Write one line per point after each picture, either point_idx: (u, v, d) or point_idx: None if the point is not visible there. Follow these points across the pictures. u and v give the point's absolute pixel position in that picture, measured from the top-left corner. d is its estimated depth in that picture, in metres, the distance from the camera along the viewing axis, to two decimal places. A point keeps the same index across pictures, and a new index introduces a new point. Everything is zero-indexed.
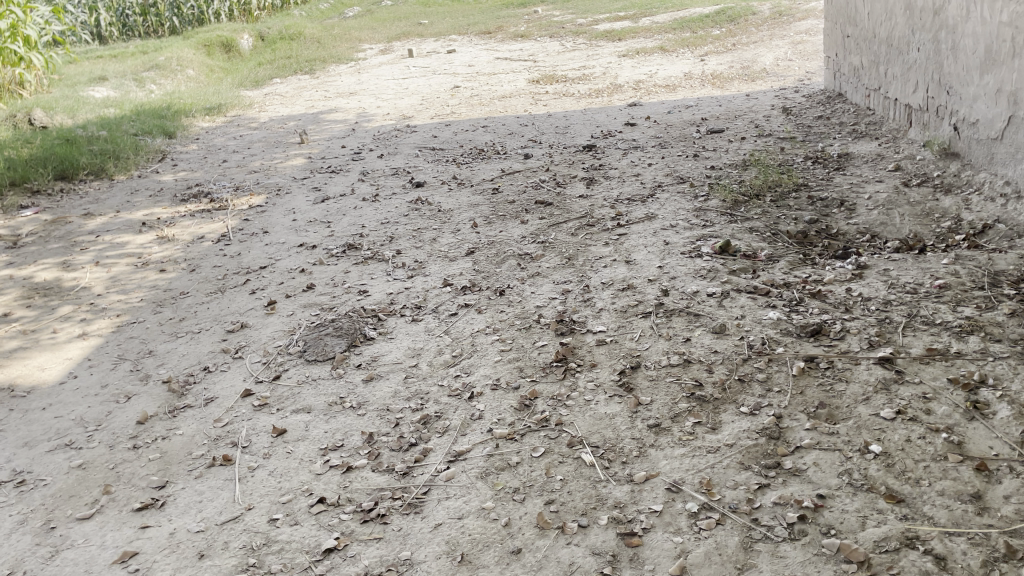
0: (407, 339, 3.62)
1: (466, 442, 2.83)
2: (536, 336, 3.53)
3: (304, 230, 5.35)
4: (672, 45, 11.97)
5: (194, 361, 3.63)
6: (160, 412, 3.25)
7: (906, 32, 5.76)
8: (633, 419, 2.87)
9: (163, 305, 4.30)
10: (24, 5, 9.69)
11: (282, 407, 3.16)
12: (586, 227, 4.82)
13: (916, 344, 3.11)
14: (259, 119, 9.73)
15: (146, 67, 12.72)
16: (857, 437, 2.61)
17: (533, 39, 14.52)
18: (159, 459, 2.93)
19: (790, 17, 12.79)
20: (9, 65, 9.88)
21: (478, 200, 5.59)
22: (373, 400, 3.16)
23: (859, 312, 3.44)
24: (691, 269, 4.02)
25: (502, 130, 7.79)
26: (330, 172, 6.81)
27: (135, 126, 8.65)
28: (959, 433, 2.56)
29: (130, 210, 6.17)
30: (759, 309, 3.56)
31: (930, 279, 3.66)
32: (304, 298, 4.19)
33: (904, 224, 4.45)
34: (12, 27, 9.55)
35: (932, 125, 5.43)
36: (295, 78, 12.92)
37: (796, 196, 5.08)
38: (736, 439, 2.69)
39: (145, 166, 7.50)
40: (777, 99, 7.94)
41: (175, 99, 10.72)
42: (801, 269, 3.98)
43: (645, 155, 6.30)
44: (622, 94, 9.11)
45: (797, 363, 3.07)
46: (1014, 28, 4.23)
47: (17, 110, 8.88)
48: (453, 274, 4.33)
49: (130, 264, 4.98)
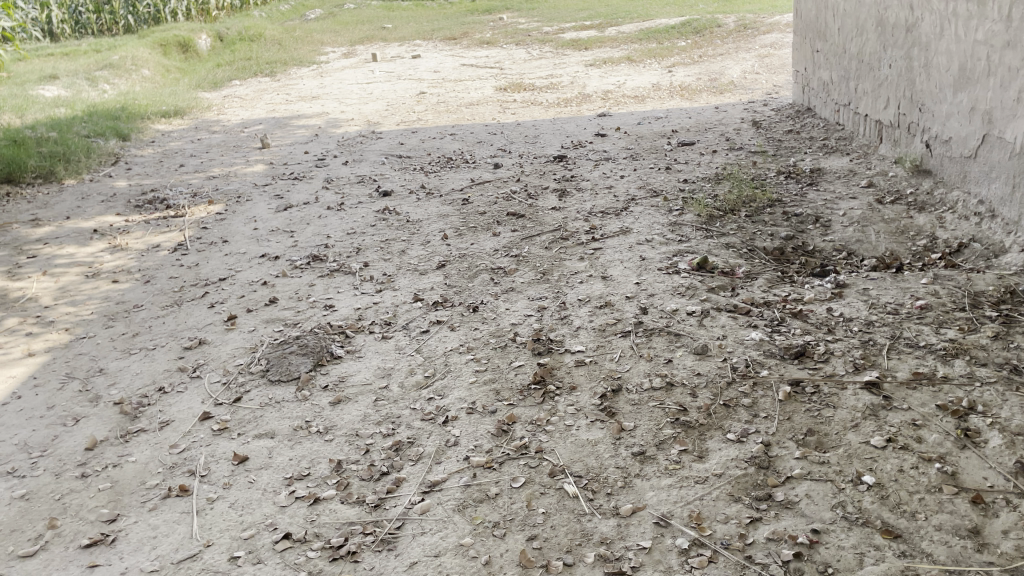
0: (377, 358, 3.46)
1: (441, 471, 2.67)
2: (512, 356, 3.39)
3: (266, 239, 5.15)
4: (639, 56, 11.95)
5: (148, 381, 3.41)
6: (111, 437, 3.03)
7: (877, 48, 5.75)
8: (616, 446, 2.74)
9: (116, 319, 4.07)
10: None
11: (243, 432, 2.97)
12: (560, 240, 4.71)
13: (902, 368, 3.04)
14: (218, 123, 9.46)
15: (99, 66, 12.31)
16: (849, 466, 2.52)
17: (500, 46, 14.41)
18: (110, 489, 2.72)
19: (755, 30, 12.86)
20: None
21: (447, 211, 5.44)
22: (341, 425, 2.99)
23: (841, 333, 3.36)
24: (669, 286, 3.93)
25: (471, 138, 7.65)
26: (293, 179, 6.60)
27: (87, 128, 8.33)
28: (952, 463, 2.49)
29: (80, 216, 5.90)
30: (741, 329, 3.47)
31: (911, 299, 3.60)
32: (267, 313, 4.00)
33: (880, 242, 4.41)
34: None
35: (903, 141, 5.43)
36: (255, 81, 12.64)
37: (770, 211, 5.03)
38: (724, 468, 2.58)
39: (98, 169, 7.21)
40: (747, 112, 7.94)
41: (130, 100, 10.40)
42: (780, 287, 3.90)
43: (617, 167, 6.21)
44: (591, 104, 9.03)
45: (783, 387, 2.98)
46: (989, 47, 4.21)
47: None
48: (424, 288, 4.17)
49: (81, 274, 4.73)
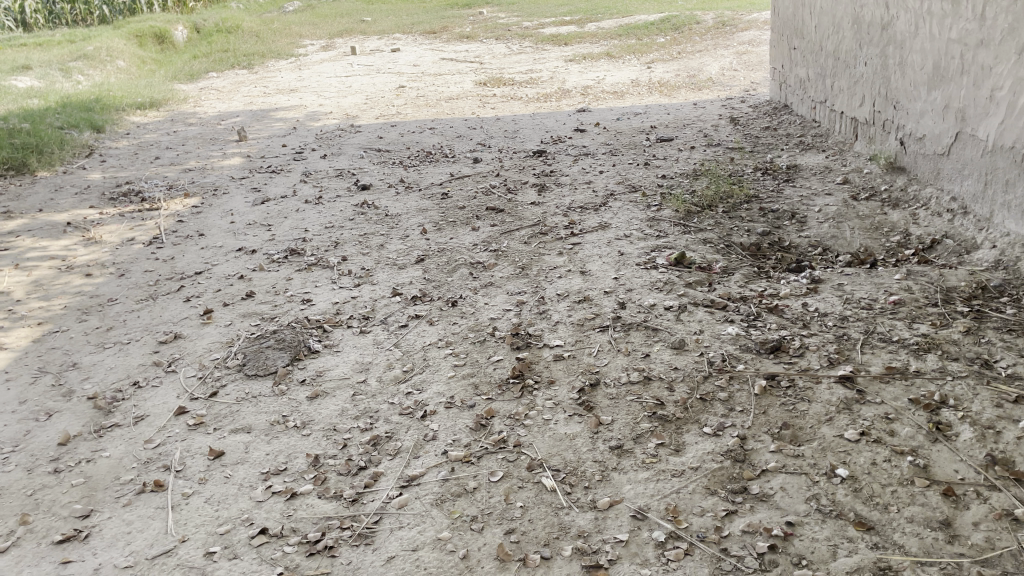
0: (355, 353, 3.45)
1: (419, 466, 2.67)
2: (490, 350, 3.40)
3: (243, 233, 5.10)
4: (619, 51, 11.98)
5: (123, 376, 3.38)
6: (84, 432, 2.99)
7: (853, 46, 5.81)
8: (594, 440, 2.75)
9: (89, 313, 4.02)
10: None
11: (219, 427, 2.95)
12: (539, 235, 4.72)
13: (875, 362, 3.08)
14: (195, 115, 9.37)
15: (73, 57, 12.15)
16: (823, 460, 2.55)
17: (479, 41, 14.38)
18: (83, 484, 2.69)
19: (734, 27, 12.94)
20: None
21: (426, 205, 5.43)
22: (318, 419, 2.97)
23: (817, 328, 3.40)
24: (647, 281, 3.95)
25: (450, 132, 7.63)
26: (270, 172, 6.55)
27: (60, 119, 8.22)
28: (924, 456, 2.53)
29: (53, 208, 5.82)
30: (717, 324, 3.49)
31: (885, 294, 3.65)
32: (243, 307, 3.97)
33: (855, 238, 4.46)
34: None
35: (879, 138, 5.49)
36: (232, 73, 12.52)
37: (747, 207, 5.06)
38: (700, 461, 2.60)
39: (71, 161, 7.12)
40: (725, 108, 7.99)
41: (105, 91, 10.26)
42: (757, 282, 3.94)
43: (596, 163, 6.22)
44: (570, 100, 9.04)
45: (759, 381, 3.01)
46: (963, 45, 4.26)
47: None
48: (402, 283, 4.16)
49: (53, 267, 4.66)
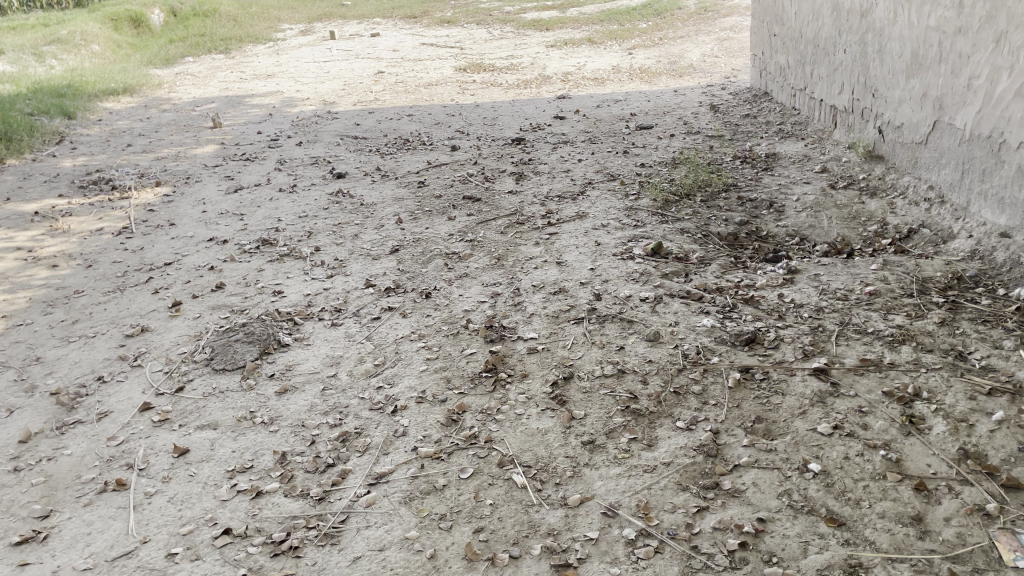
0: (326, 346, 3.39)
1: (388, 463, 2.62)
2: (464, 343, 3.35)
3: (214, 222, 5.02)
4: (600, 37, 11.90)
5: (87, 371, 3.30)
6: (46, 429, 2.92)
7: (833, 33, 5.78)
8: (566, 435, 2.72)
9: (55, 306, 3.93)
10: None
11: (184, 423, 2.89)
12: (515, 225, 4.66)
13: (850, 354, 3.07)
14: (169, 101, 9.21)
15: (46, 41, 11.93)
16: (796, 454, 2.53)
17: (460, 25, 14.23)
18: (44, 483, 2.62)
19: (716, 13, 12.88)
20: None
21: (402, 194, 5.36)
22: (287, 415, 2.92)
23: (792, 319, 3.38)
24: (623, 272, 3.91)
25: (428, 119, 7.54)
26: (244, 160, 6.45)
27: (30, 105, 8.05)
28: (897, 450, 2.51)
29: (21, 197, 5.69)
30: (693, 315, 3.46)
31: (861, 285, 3.63)
32: (212, 299, 3.89)
33: (832, 228, 4.44)
34: None
35: (857, 126, 5.47)
36: (208, 58, 12.33)
37: (725, 196, 5.03)
38: (672, 456, 2.58)
39: (41, 148, 6.98)
40: (705, 95, 7.95)
41: (77, 76, 10.08)
42: (733, 273, 3.91)
43: (575, 151, 6.17)
44: (550, 86, 8.97)
45: (733, 374, 2.98)
46: (941, 33, 4.23)
47: None
48: (376, 274, 4.10)
49: (19, 259, 4.56)
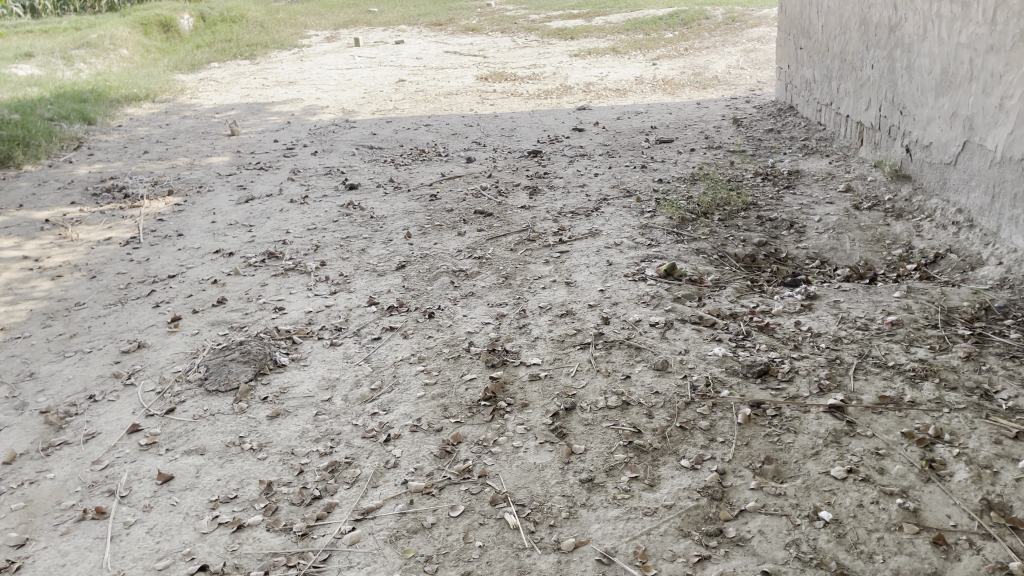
0: (322, 368, 3.29)
1: (376, 497, 2.51)
2: (464, 368, 3.24)
3: (222, 234, 4.96)
4: (624, 47, 11.75)
5: (80, 388, 3.23)
6: (32, 450, 2.84)
7: (860, 48, 5.60)
8: (564, 472, 2.59)
9: (54, 319, 3.88)
10: None
11: (171, 448, 2.80)
12: (526, 242, 4.55)
13: (868, 390, 2.90)
14: (190, 107, 9.22)
15: (76, 45, 12.03)
16: (806, 500, 2.39)
17: (485, 34, 14.16)
18: (22, 509, 2.53)
19: (743, 24, 12.68)
20: None
21: (413, 207, 5.26)
22: (277, 442, 2.82)
23: (808, 350, 3.22)
24: (634, 294, 3.77)
25: (446, 129, 7.45)
26: (258, 169, 6.40)
27: (51, 111, 8.09)
28: (915, 498, 2.35)
29: (33, 204, 5.68)
30: (704, 343, 3.32)
31: (883, 314, 3.46)
32: (213, 314, 3.82)
33: (855, 251, 4.27)
34: None
35: (884, 144, 5.28)
36: (233, 64, 12.37)
37: (744, 215, 4.88)
38: (674, 499, 2.44)
39: (58, 154, 6.99)
40: (728, 108, 7.78)
41: (102, 81, 10.13)
42: (749, 298, 3.76)
43: (592, 164, 6.04)
44: (571, 97, 8.85)
45: (743, 409, 2.83)
46: (973, 51, 4.06)
47: None
48: (380, 291, 4.00)
49: (24, 268, 4.52)
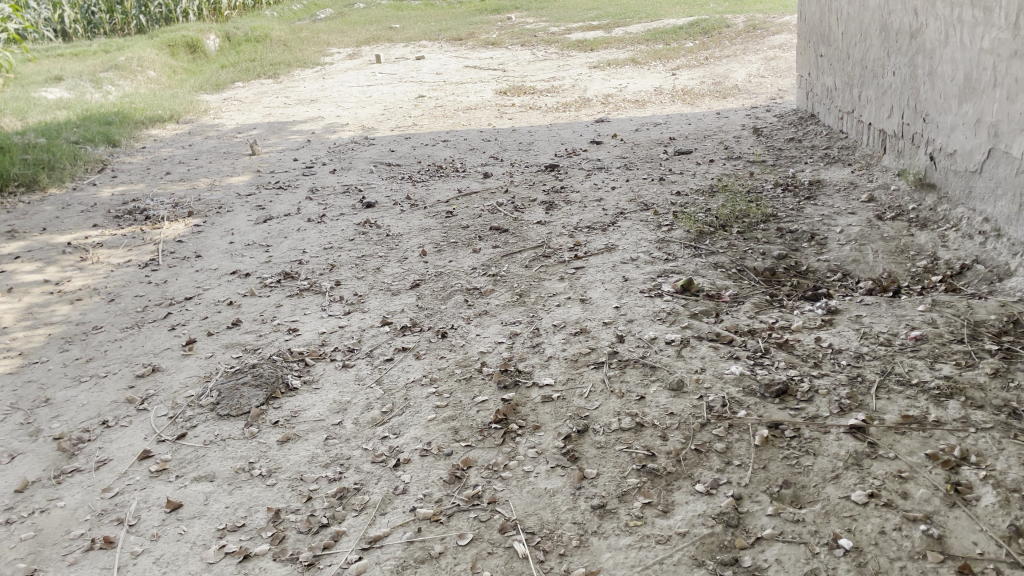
0: (334, 391, 3.27)
1: (384, 525, 2.48)
2: (476, 389, 3.19)
3: (240, 254, 4.97)
4: (644, 58, 11.70)
5: (93, 414, 3.24)
6: (44, 478, 2.85)
7: (881, 55, 5.50)
8: (575, 498, 2.53)
9: (72, 343, 3.90)
10: None
11: (181, 474, 2.79)
12: (541, 258, 4.51)
13: (891, 410, 2.81)
14: (213, 127, 9.32)
15: (104, 67, 12.24)
16: (825, 527, 2.31)
17: (505, 47, 14.18)
18: (32, 539, 2.53)
19: (764, 31, 12.57)
20: None
21: (429, 225, 5.24)
22: (286, 467, 2.80)
23: (829, 368, 3.13)
24: (649, 311, 3.70)
25: (464, 145, 7.45)
26: (277, 189, 6.43)
27: (77, 133, 8.21)
28: (939, 524, 2.26)
29: (56, 227, 5.75)
30: (721, 361, 3.24)
31: (906, 329, 3.36)
32: (227, 337, 3.82)
33: (878, 263, 4.17)
34: None
35: (907, 152, 5.17)
36: (257, 83, 12.49)
37: (764, 227, 4.79)
38: (688, 526, 2.37)
39: (83, 177, 7.08)
40: (748, 118, 7.70)
41: (128, 103, 10.28)
42: (768, 313, 3.67)
43: (609, 178, 5.99)
44: (589, 109, 8.81)
45: (761, 431, 2.76)
46: (996, 56, 3.96)
47: None
48: (394, 310, 3.98)
49: (45, 293, 4.57)
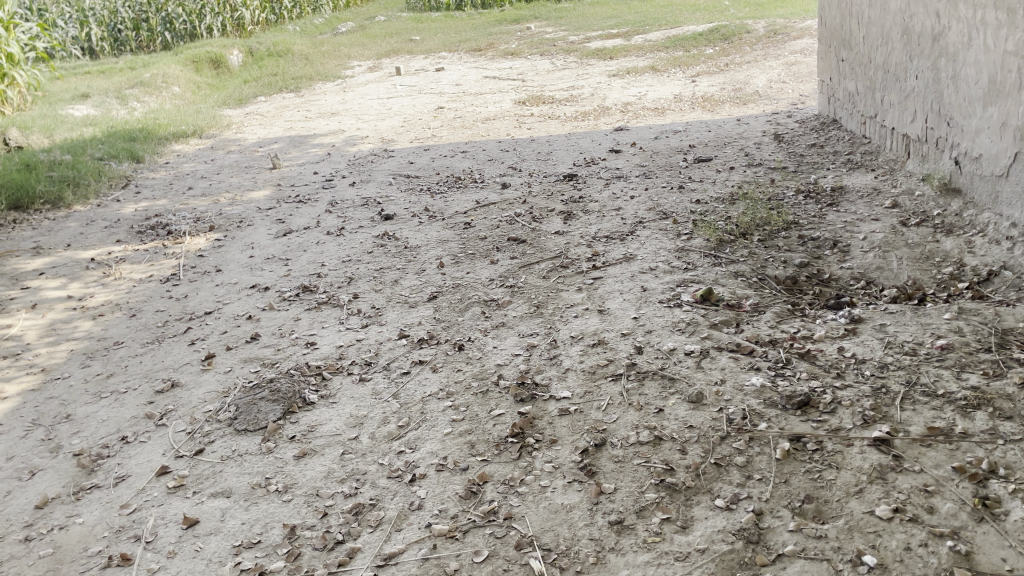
0: (351, 405, 3.26)
1: (400, 541, 2.46)
2: (493, 403, 3.17)
3: (259, 268, 5.00)
4: (664, 65, 11.65)
5: (113, 430, 3.25)
6: (63, 494, 2.86)
7: (903, 58, 5.43)
8: (592, 513, 2.50)
9: (93, 359, 3.94)
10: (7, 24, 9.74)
11: (198, 490, 2.79)
12: (559, 269, 4.48)
13: (916, 421, 2.75)
14: (235, 142, 9.41)
15: (130, 84, 12.42)
16: (849, 543, 2.25)
17: (524, 57, 14.21)
18: (50, 556, 2.54)
19: (785, 36, 12.47)
20: None
21: (447, 236, 5.24)
22: (302, 482, 2.79)
23: (852, 378, 3.07)
24: (668, 321, 3.66)
25: (482, 155, 7.45)
26: (297, 202, 6.46)
27: (101, 150, 8.32)
28: (967, 540, 2.20)
29: (81, 243, 5.83)
30: (742, 372, 3.19)
31: (932, 338, 3.29)
32: (246, 351, 3.83)
33: (902, 270, 4.09)
34: None
35: (931, 157, 5.08)
36: (278, 97, 12.61)
37: (785, 235, 4.73)
38: (708, 542, 2.33)
39: (107, 193, 7.16)
40: (769, 124, 7.62)
41: (153, 119, 10.42)
42: (790, 322, 3.62)
43: (628, 187, 5.96)
44: (608, 118, 8.78)
45: (782, 444, 2.71)
46: (1020, 58, 3.89)
47: None
48: (411, 323, 3.97)
49: (68, 309, 4.62)
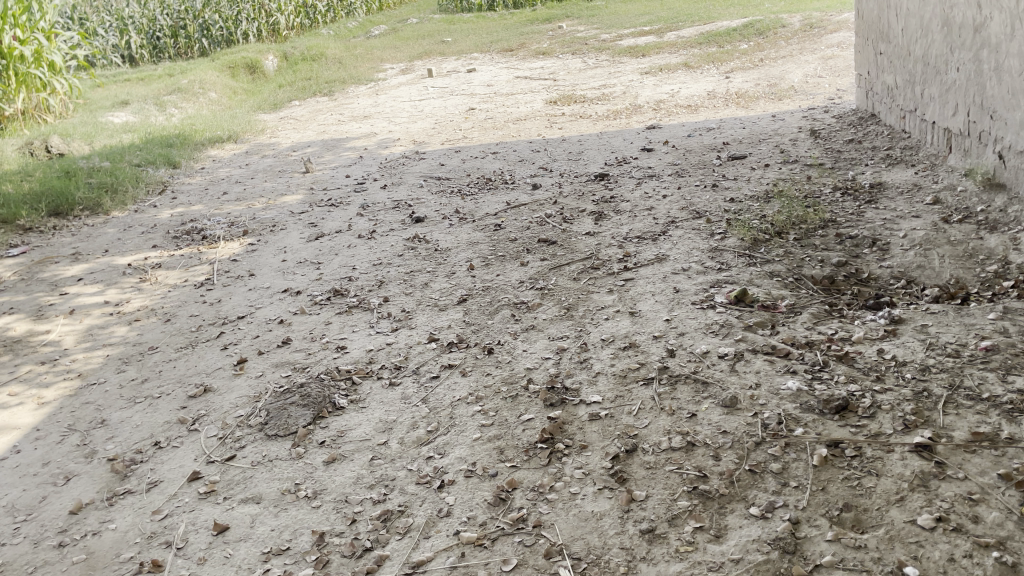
0: (380, 410, 3.25)
1: (428, 549, 2.44)
2: (522, 408, 3.13)
3: (291, 272, 5.02)
4: (697, 61, 11.51)
5: (146, 435, 3.28)
6: (97, 500, 2.89)
7: (943, 50, 5.28)
8: (623, 521, 2.45)
9: (128, 365, 3.98)
10: (48, 32, 9.93)
11: (229, 496, 2.80)
12: (589, 270, 4.43)
13: (959, 427, 2.65)
14: (270, 147, 9.50)
15: (168, 91, 12.59)
16: (888, 553, 2.18)
17: (556, 56, 14.14)
18: (83, 562, 2.57)
19: (821, 30, 12.25)
20: (34, 90, 10.08)
21: (477, 238, 5.22)
22: (331, 489, 2.78)
23: (892, 382, 2.97)
24: (702, 323, 3.59)
25: (513, 156, 7.42)
26: (329, 206, 6.49)
27: (139, 156, 8.45)
28: (1013, 551, 2.12)
29: (118, 249, 5.92)
30: (777, 375, 3.11)
31: (976, 339, 3.18)
32: (277, 356, 3.84)
33: (944, 268, 3.97)
34: (37, 53, 9.76)
35: (974, 151, 4.94)
36: (313, 101, 12.70)
37: (822, 233, 4.62)
38: (742, 552, 2.27)
39: (144, 199, 7.27)
40: (805, 120, 7.48)
41: (190, 124, 10.56)
42: (827, 323, 3.52)
43: (660, 185, 5.88)
44: (641, 116, 8.68)
45: (819, 450, 2.63)
46: None
47: (36, 137, 8.97)
48: (441, 327, 3.95)
49: (104, 315, 4.68)
